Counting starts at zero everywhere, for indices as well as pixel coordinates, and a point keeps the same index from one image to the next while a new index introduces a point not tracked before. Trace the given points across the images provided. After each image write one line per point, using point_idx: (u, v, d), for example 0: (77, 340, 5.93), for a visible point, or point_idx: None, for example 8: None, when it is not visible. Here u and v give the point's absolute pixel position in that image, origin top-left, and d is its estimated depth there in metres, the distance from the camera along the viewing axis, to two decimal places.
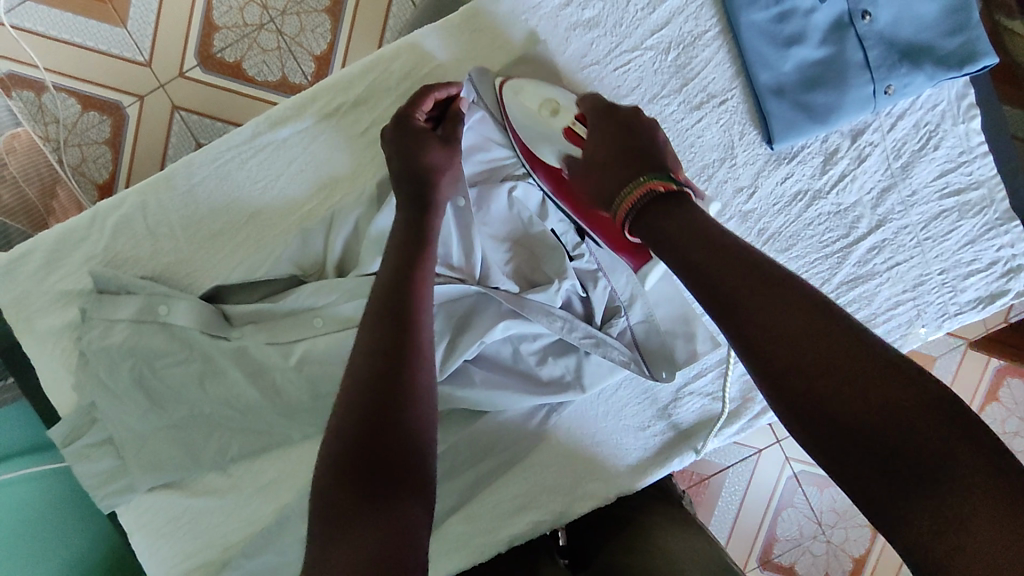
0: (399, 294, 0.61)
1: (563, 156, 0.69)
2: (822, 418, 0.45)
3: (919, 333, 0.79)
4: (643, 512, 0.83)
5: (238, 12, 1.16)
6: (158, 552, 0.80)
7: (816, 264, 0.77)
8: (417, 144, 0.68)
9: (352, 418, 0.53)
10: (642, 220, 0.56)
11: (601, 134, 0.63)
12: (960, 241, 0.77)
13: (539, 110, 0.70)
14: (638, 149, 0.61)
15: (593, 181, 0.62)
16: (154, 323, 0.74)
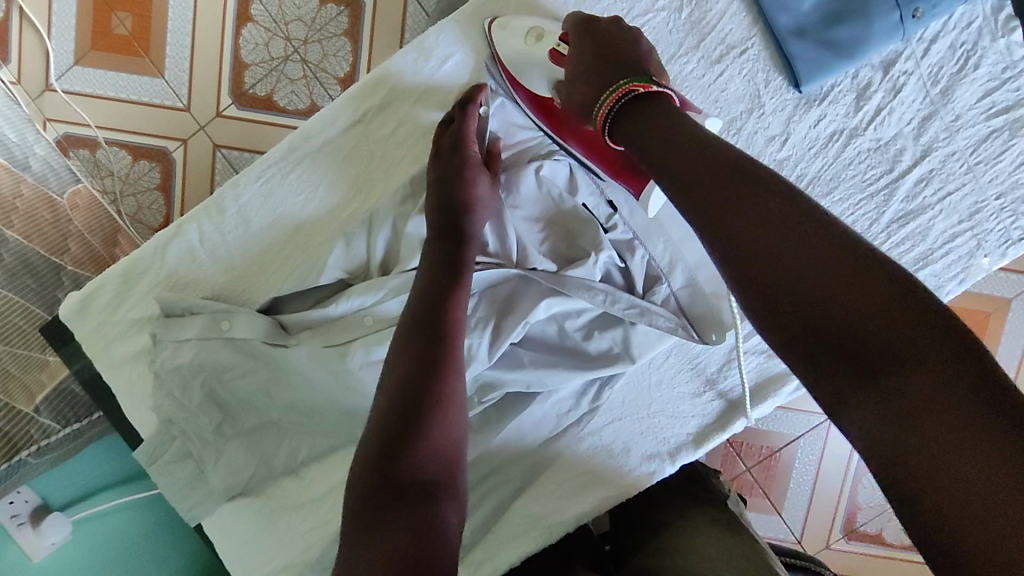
0: (433, 312, 0.63)
1: (551, 83, 0.70)
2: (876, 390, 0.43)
3: (982, 264, 0.75)
4: (689, 521, 0.82)
5: (264, 47, 1.21)
6: (245, 557, 0.84)
7: (862, 205, 0.74)
8: (461, 173, 0.70)
9: (385, 421, 0.56)
10: (618, 121, 0.59)
11: (583, 45, 0.65)
12: (1015, 161, 0.73)
13: (525, 41, 0.71)
14: (612, 56, 0.62)
15: (575, 95, 0.64)
16: (218, 338, 0.77)
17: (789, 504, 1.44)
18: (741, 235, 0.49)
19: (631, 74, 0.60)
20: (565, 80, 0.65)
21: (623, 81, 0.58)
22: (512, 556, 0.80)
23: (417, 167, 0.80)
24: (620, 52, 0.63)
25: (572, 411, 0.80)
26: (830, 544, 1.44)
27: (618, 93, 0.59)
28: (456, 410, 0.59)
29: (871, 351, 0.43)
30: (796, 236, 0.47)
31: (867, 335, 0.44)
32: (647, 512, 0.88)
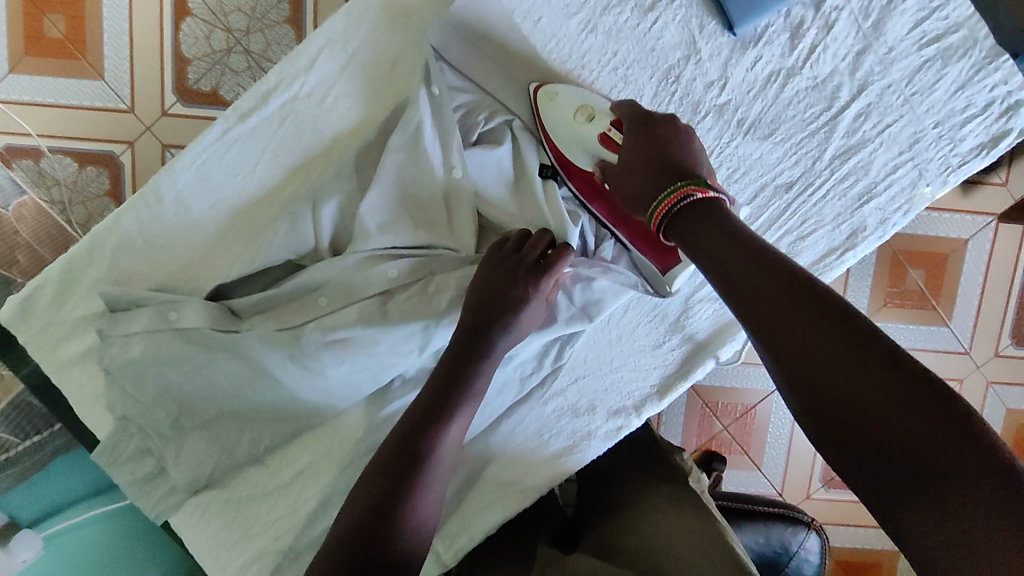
0: (446, 395, 0.67)
1: (597, 160, 0.73)
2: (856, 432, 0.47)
3: (924, 194, 0.76)
4: (651, 492, 0.85)
5: (205, 40, 1.17)
6: (216, 548, 0.83)
7: (804, 142, 0.75)
8: (512, 258, 0.71)
9: (374, 482, 0.62)
10: (675, 225, 0.59)
11: (638, 142, 0.66)
12: (950, 89, 0.73)
13: (575, 117, 0.74)
14: (667, 162, 0.63)
15: (629, 185, 0.65)
16: (165, 328, 0.74)
17: (768, 459, 1.46)
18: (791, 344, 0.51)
19: (688, 177, 0.60)
20: (621, 173, 0.66)
21: (680, 187, 0.58)
22: (486, 525, 0.79)
23: (359, 139, 0.77)
24: (672, 155, 0.63)
25: (534, 373, 0.79)
26: (811, 495, 1.48)
27: (673, 196, 0.59)
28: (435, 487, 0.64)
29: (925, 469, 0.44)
30: (866, 378, 0.47)
31: (929, 465, 0.44)
32: (612, 486, 0.91)
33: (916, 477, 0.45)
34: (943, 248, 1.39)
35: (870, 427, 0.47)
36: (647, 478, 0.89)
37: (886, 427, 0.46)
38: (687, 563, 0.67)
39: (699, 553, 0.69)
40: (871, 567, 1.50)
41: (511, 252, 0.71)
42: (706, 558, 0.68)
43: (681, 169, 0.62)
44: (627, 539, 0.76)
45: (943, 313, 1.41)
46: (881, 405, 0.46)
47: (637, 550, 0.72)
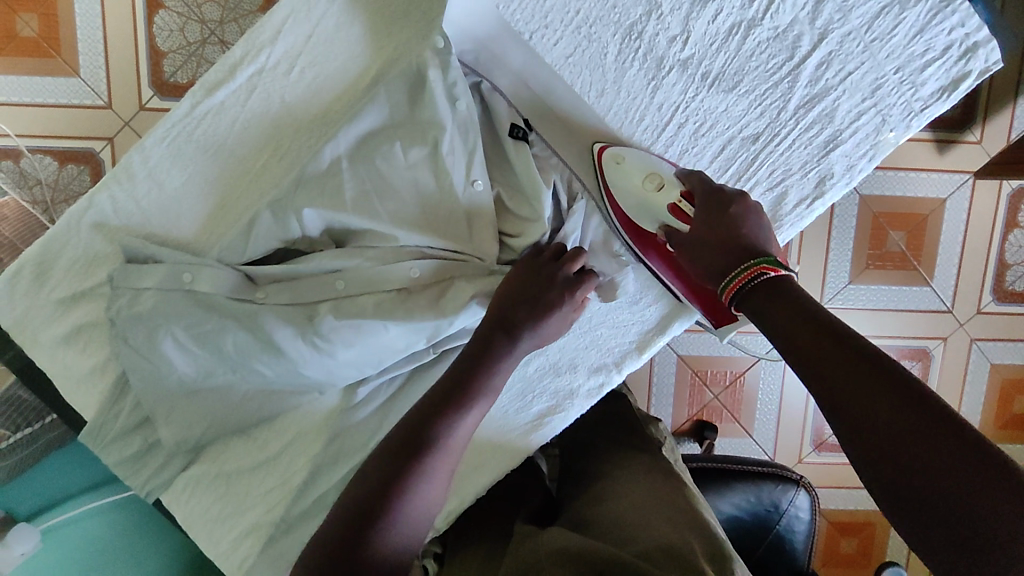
0: (455, 401, 0.69)
1: (663, 226, 0.74)
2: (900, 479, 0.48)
3: (889, 138, 0.78)
4: (625, 459, 0.89)
5: (180, 33, 1.17)
6: (209, 522, 0.85)
7: (768, 94, 0.77)
8: (547, 261, 0.75)
9: (374, 476, 0.64)
10: (746, 299, 0.61)
11: (707, 216, 0.68)
12: (909, 33, 0.71)
13: (644, 184, 0.76)
14: (738, 240, 0.64)
15: (698, 258, 0.67)
16: (172, 291, 0.77)
17: (759, 426, 1.48)
18: (853, 410, 0.51)
19: (763, 255, 0.61)
20: (687, 242, 0.69)
21: (756, 265, 0.60)
22: (473, 488, 0.80)
23: (329, 112, 0.79)
24: (744, 236, 0.64)
25: None
26: (802, 459, 1.50)
27: (749, 272, 0.61)
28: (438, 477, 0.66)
29: (985, 536, 0.44)
30: (913, 428, 0.48)
31: (972, 512, 0.44)
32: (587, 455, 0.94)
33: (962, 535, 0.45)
34: (922, 209, 1.40)
35: (922, 480, 0.47)
36: (626, 447, 0.92)
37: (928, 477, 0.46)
38: (655, 532, 0.69)
39: (671, 523, 0.70)
40: (865, 527, 1.52)
41: (548, 260, 0.76)
42: (675, 528, 0.69)
43: (753, 247, 0.63)
44: (599, 510, 0.78)
45: (925, 273, 1.43)
46: (925, 458, 0.47)
47: (611, 517, 0.74)
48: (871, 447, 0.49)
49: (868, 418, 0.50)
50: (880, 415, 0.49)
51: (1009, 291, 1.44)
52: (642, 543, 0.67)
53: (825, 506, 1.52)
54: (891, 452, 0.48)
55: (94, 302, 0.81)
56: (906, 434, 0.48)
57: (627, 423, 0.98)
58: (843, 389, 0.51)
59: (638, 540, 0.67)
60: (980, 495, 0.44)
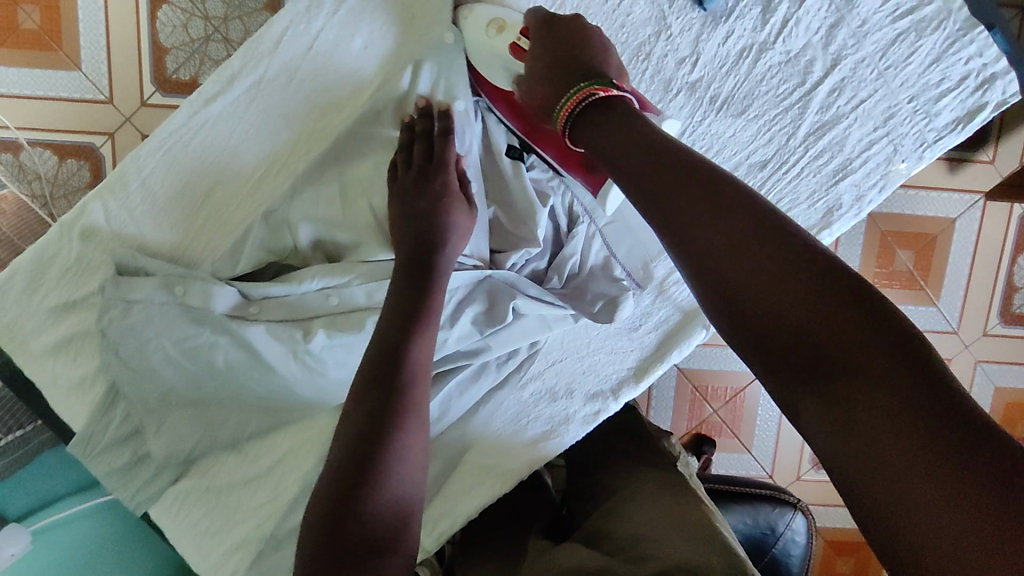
0: (395, 348, 0.65)
1: (513, 77, 0.70)
2: (795, 346, 0.43)
3: (900, 169, 0.76)
4: (637, 481, 0.86)
5: (183, 29, 1.15)
6: (197, 535, 0.84)
7: (777, 120, 0.75)
8: (438, 201, 0.69)
9: (347, 451, 0.60)
10: (580, 124, 0.57)
11: (543, 41, 0.63)
12: (925, 62, 0.71)
13: (487, 32, 0.71)
14: (566, 58, 0.60)
15: (531, 89, 0.64)
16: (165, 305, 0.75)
17: (758, 441, 1.47)
18: (728, 278, 0.46)
19: (592, 76, 0.58)
20: (524, 78, 0.65)
21: (584, 85, 0.56)
22: (467, 509, 0.79)
23: (327, 126, 0.76)
24: (579, 57, 0.60)
25: (508, 359, 0.80)
26: (801, 476, 1.48)
27: (578, 95, 0.57)
28: (417, 432, 0.63)
29: (867, 407, 0.40)
30: (799, 291, 0.44)
31: (862, 374, 0.41)
32: (598, 472, 0.92)
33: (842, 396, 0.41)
34: (931, 229, 1.38)
35: (816, 347, 0.43)
36: (638, 465, 0.90)
37: (824, 343, 0.42)
38: (673, 548, 0.66)
39: (688, 540, 0.68)
40: (862, 546, 1.51)
41: (418, 169, 0.70)
42: (691, 544, 0.67)
43: (584, 69, 0.59)
44: (614, 527, 0.75)
45: (932, 294, 1.40)
46: (819, 319, 0.43)
47: (628, 536, 0.72)
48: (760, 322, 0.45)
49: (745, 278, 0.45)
50: (771, 291, 0.44)
51: (1016, 313, 1.42)
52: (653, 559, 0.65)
53: (823, 525, 1.51)
54: (782, 316, 0.44)
55: (85, 312, 0.79)
56: (797, 299, 0.44)
57: (640, 439, 0.95)
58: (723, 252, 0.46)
59: (654, 558, 0.64)
60: (872, 363, 0.41)
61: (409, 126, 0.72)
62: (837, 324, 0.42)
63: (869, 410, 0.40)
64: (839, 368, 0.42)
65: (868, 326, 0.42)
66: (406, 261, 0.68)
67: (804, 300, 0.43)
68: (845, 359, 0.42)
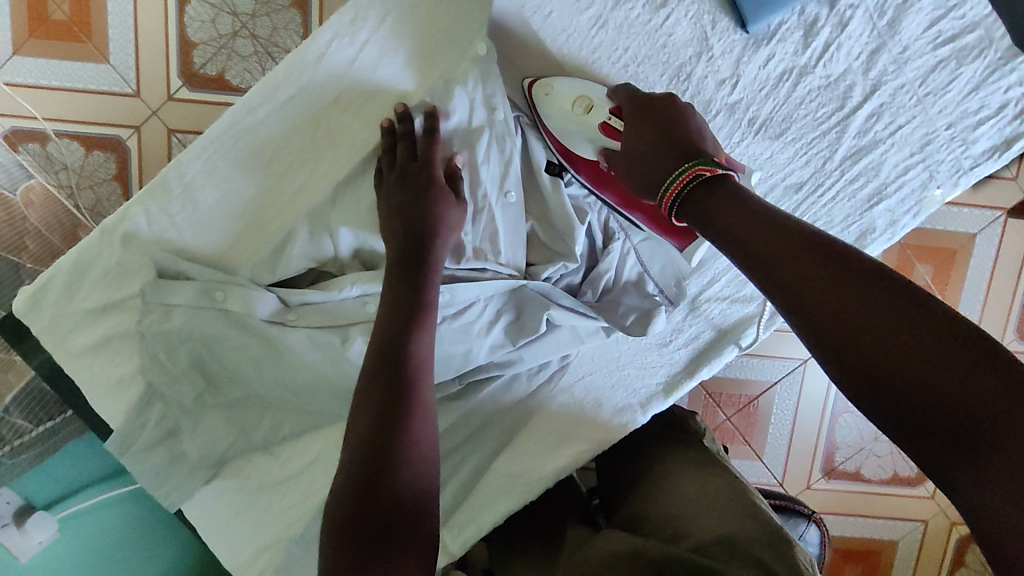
0: (396, 341, 0.66)
1: (601, 149, 0.72)
2: (885, 382, 0.48)
3: (934, 196, 0.77)
4: (665, 459, 0.88)
5: (212, 24, 1.16)
6: (227, 534, 0.85)
7: (815, 142, 0.75)
8: (427, 195, 0.70)
9: (359, 447, 0.61)
10: (689, 205, 0.60)
11: (642, 124, 0.66)
12: (964, 90, 0.72)
13: (573, 108, 0.72)
14: (668, 134, 0.63)
15: (636, 169, 0.65)
16: (208, 309, 0.76)
17: (769, 448, 1.48)
18: (828, 319, 0.51)
19: (696, 157, 0.61)
20: (622, 157, 0.67)
21: (691, 167, 0.59)
22: (494, 516, 0.79)
23: (365, 136, 0.76)
24: (680, 135, 0.64)
25: (539, 370, 0.82)
26: (811, 484, 1.50)
27: (684, 177, 0.60)
28: (424, 424, 0.64)
29: (967, 431, 0.45)
30: (889, 326, 0.48)
31: (962, 406, 0.45)
32: (630, 461, 0.91)
33: (945, 427, 0.45)
34: (951, 243, 1.38)
35: (910, 379, 0.47)
36: (666, 445, 0.91)
37: (924, 374, 0.46)
38: (707, 525, 0.70)
39: (721, 515, 0.71)
40: (869, 555, 1.52)
41: (407, 162, 0.72)
42: (728, 521, 0.70)
43: (687, 146, 0.62)
44: (648, 510, 0.78)
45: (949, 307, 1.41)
46: (911, 350, 0.47)
47: (662, 516, 0.75)
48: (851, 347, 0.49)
49: (849, 321, 0.50)
50: (867, 330, 0.49)
51: None
52: (694, 542, 0.67)
53: (833, 532, 1.52)
54: (878, 354, 0.48)
55: (123, 314, 0.80)
56: (888, 334, 0.48)
57: (669, 422, 0.96)
58: (825, 299, 0.51)
59: (690, 535, 0.69)
60: (968, 385, 0.45)
61: (389, 129, 0.73)
62: (931, 351, 0.47)
63: (987, 429, 0.44)
64: (937, 396, 0.46)
65: (966, 353, 0.46)
66: (405, 257, 0.69)
67: (893, 330, 0.48)
68: (939, 387, 0.46)
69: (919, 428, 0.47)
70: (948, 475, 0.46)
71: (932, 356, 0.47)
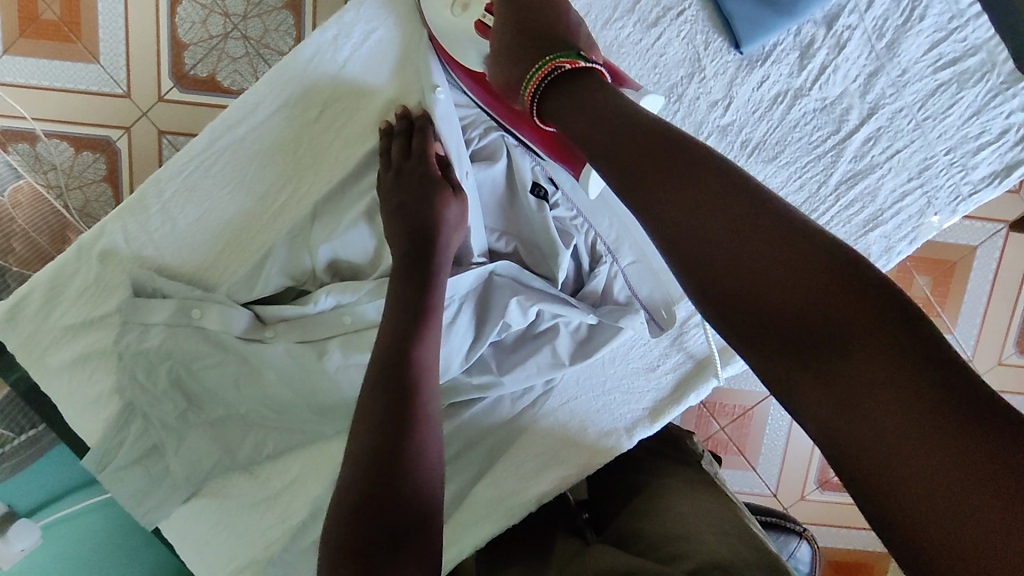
0: (400, 341, 0.65)
1: (481, 56, 0.66)
2: (765, 313, 0.45)
3: (932, 222, 0.75)
4: (664, 481, 0.85)
5: (202, 25, 1.14)
6: (206, 554, 0.84)
7: (809, 167, 0.73)
8: (426, 194, 0.68)
9: (368, 451, 0.61)
10: (550, 102, 0.57)
11: (507, 14, 0.61)
12: (964, 114, 0.70)
13: (451, 9, 0.67)
14: (531, 27, 0.59)
15: (501, 69, 0.61)
16: (187, 327, 0.75)
17: (763, 459, 1.46)
18: (706, 247, 0.47)
19: (556, 51, 0.57)
20: (491, 57, 0.63)
21: (548, 60, 0.56)
22: (475, 538, 0.78)
23: (349, 154, 0.75)
24: (534, 20, 0.60)
25: (523, 395, 0.80)
26: (805, 496, 1.48)
27: (543, 70, 0.57)
28: (432, 427, 0.64)
29: (837, 361, 0.42)
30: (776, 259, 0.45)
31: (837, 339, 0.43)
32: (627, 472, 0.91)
33: (820, 360, 0.43)
34: (951, 256, 1.36)
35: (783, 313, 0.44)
36: (663, 464, 0.90)
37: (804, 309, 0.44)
38: (706, 546, 0.66)
39: (720, 538, 0.68)
40: (861, 568, 1.51)
41: (401, 159, 0.70)
42: (728, 543, 0.67)
43: (549, 40, 0.58)
44: (643, 529, 0.75)
45: (949, 321, 1.39)
46: (794, 282, 0.45)
47: (659, 535, 0.72)
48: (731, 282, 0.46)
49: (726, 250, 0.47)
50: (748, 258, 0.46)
51: None
52: (692, 563, 0.63)
53: (826, 545, 1.51)
54: (754, 284, 0.46)
55: (104, 330, 0.79)
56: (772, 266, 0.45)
57: (667, 439, 0.96)
58: (704, 223, 0.48)
59: (687, 555, 0.65)
60: (849, 317, 0.43)
61: (389, 130, 0.72)
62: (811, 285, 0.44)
63: (860, 363, 0.42)
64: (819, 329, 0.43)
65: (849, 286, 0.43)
66: (403, 260, 0.68)
67: (777, 262, 0.45)
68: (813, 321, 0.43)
69: (793, 360, 0.44)
70: (814, 409, 0.43)
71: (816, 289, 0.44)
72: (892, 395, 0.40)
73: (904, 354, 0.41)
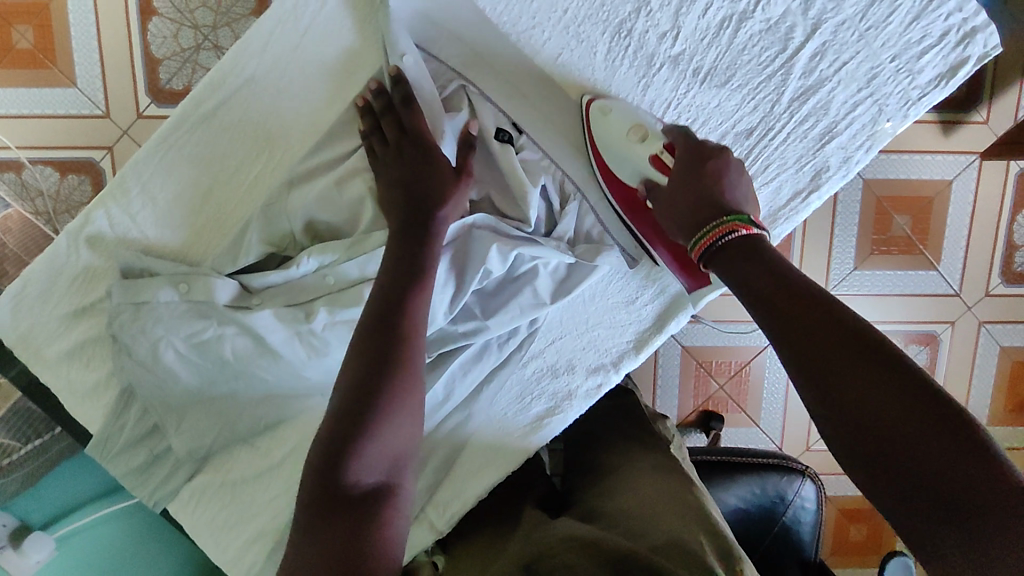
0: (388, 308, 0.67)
1: (643, 179, 0.75)
2: (871, 445, 0.50)
3: (885, 129, 0.78)
4: (636, 460, 0.86)
5: (173, 39, 1.13)
6: (214, 530, 0.85)
7: (761, 87, 0.76)
8: (399, 155, 0.71)
9: (347, 409, 0.64)
10: (718, 257, 0.63)
11: (684, 172, 0.69)
12: (905, 20, 0.69)
13: (628, 136, 0.75)
14: (710, 192, 0.66)
15: (674, 209, 0.69)
16: (173, 302, 0.76)
17: (765, 413, 1.48)
18: (827, 373, 0.53)
19: (735, 214, 0.63)
20: (665, 195, 0.70)
21: (729, 223, 0.62)
22: (475, 489, 0.79)
23: (318, 119, 0.77)
24: (720, 193, 0.66)
25: (510, 338, 0.82)
26: (810, 446, 1.50)
27: (717, 231, 0.63)
28: (412, 386, 0.67)
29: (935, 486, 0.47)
30: (882, 382, 0.51)
31: (937, 472, 0.47)
32: (601, 454, 0.92)
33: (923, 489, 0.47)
34: (927, 191, 1.37)
35: (888, 436, 0.49)
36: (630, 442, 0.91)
37: (906, 439, 0.49)
38: (665, 522, 0.69)
39: (676, 515, 0.70)
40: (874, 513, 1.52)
41: (377, 125, 0.73)
42: (683, 519, 0.69)
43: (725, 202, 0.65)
44: (607, 506, 0.77)
45: (932, 257, 1.41)
46: (901, 415, 0.49)
47: (620, 514, 0.74)
48: (848, 401, 0.52)
49: (844, 376, 0.52)
50: (857, 385, 0.51)
51: (1018, 272, 1.42)
52: (650, 542, 0.66)
53: (836, 494, 1.52)
54: (868, 414, 0.50)
55: (95, 318, 0.80)
56: (878, 395, 0.50)
57: (636, 418, 0.97)
58: (828, 354, 0.53)
59: (646, 533, 0.68)
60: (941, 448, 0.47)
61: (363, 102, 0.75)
62: (913, 424, 0.49)
63: (958, 496, 0.46)
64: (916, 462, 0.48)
65: (947, 428, 0.48)
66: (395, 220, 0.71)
67: (885, 396, 0.50)
68: (913, 451, 0.48)
69: (892, 486, 0.49)
70: (909, 524, 0.48)
71: (918, 429, 0.48)
72: (984, 533, 0.44)
73: (993, 491, 0.45)
